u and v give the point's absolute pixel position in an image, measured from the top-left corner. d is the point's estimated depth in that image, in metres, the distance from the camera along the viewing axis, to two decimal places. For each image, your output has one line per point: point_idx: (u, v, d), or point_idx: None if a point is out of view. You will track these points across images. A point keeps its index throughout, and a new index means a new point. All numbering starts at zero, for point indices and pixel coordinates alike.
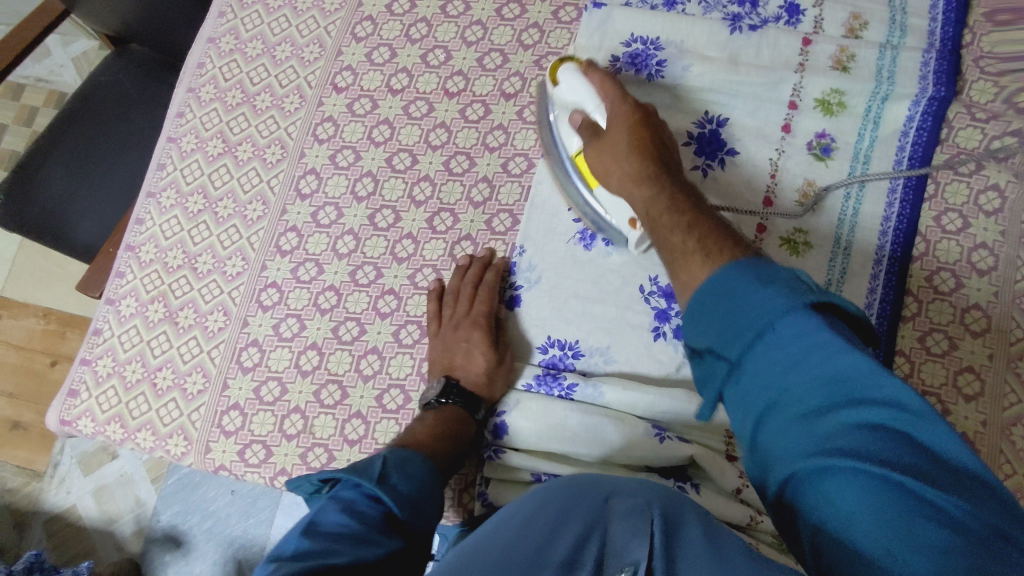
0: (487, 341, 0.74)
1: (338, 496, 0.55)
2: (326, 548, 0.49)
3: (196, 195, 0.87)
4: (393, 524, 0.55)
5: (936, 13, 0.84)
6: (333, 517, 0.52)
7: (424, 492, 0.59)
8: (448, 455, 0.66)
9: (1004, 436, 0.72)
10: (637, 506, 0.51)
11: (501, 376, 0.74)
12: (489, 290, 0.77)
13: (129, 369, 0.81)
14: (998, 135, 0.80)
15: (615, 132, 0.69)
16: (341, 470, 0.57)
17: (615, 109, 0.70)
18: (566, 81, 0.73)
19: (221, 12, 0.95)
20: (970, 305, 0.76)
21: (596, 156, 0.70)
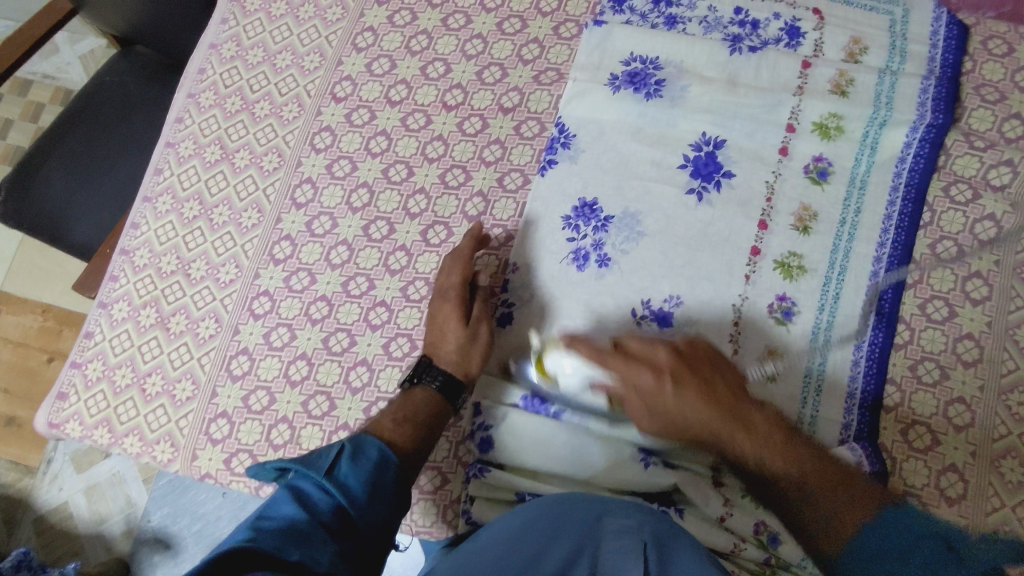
0: (458, 316, 0.74)
1: (292, 485, 0.59)
2: (269, 539, 0.52)
3: (192, 201, 0.87)
4: (341, 518, 0.58)
5: (937, 40, 0.85)
6: (282, 508, 0.56)
7: (382, 483, 0.62)
8: (414, 437, 0.67)
9: (994, 469, 0.71)
10: (629, 524, 0.54)
11: (474, 349, 0.74)
12: (462, 262, 0.77)
13: (119, 374, 0.81)
14: (995, 165, 0.80)
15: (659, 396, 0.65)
16: (293, 461, 0.60)
17: (635, 381, 0.66)
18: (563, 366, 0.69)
19: (224, 19, 0.96)
20: (962, 334, 0.76)
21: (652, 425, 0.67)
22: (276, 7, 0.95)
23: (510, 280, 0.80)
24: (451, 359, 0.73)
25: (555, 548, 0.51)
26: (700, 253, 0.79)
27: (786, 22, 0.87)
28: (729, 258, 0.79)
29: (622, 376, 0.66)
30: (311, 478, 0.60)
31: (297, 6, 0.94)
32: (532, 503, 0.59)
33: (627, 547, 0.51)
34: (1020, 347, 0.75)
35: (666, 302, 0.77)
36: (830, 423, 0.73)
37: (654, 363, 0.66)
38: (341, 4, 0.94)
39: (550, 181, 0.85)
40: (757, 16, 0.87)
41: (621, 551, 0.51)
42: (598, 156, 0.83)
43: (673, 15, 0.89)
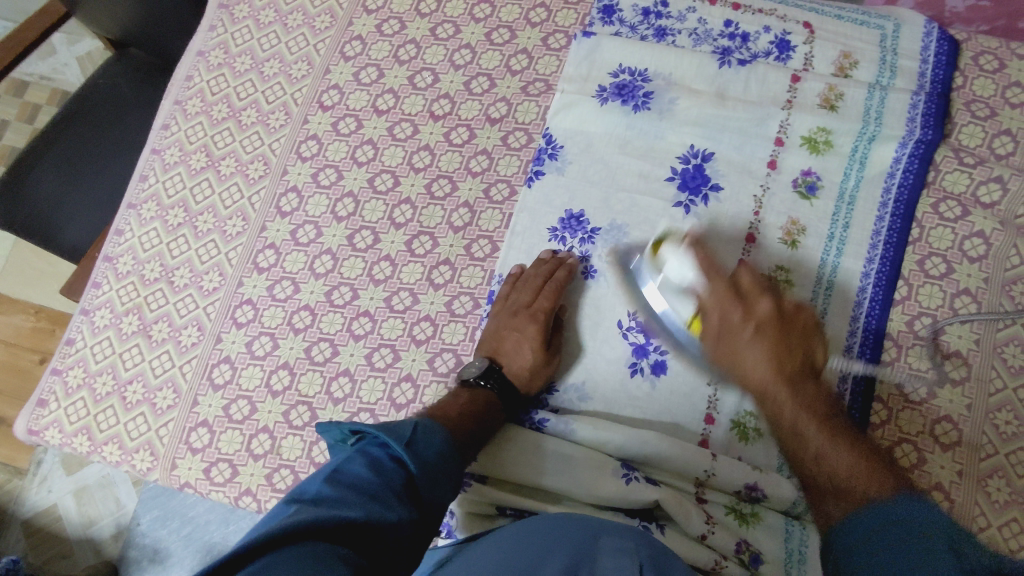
0: (539, 338, 0.74)
1: (364, 452, 0.58)
2: (348, 497, 0.52)
3: (177, 208, 0.87)
4: (411, 491, 0.58)
5: (928, 55, 0.84)
6: (357, 469, 0.56)
7: (443, 466, 0.61)
8: (473, 431, 0.68)
9: (980, 489, 0.71)
10: (625, 544, 0.52)
11: (543, 374, 0.74)
12: (558, 286, 0.76)
13: (100, 382, 0.81)
14: (985, 181, 0.79)
15: (741, 332, 0.66)
16: (372, 427, 0.60)
17: (725, 307, 0.67)
18: (671, 260, 0.70)
19: (212, 26, 0.96)
20: (950, 352, 0.75)
21: (720, 355, 0.67)
22: (264, 15, 0.95)
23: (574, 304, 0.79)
24: (518, 374, 0.73)
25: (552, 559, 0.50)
26: None
27: (776, 35, 0.86)
28: None
29: (717, 295, 0.67)
30: (386, 446, 0.60)
31: (286, 14, 0.94)
32: (534, 516, 0.58)
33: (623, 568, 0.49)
34: (1009, 366, 0.74)
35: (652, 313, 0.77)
36: None
37: (756, 303, 0.66)
38: (329, 13, 0.94)
39: (534, 205, 0.82)
40: (747, 29, 0.87)
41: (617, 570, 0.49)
42: (586, 168, 0.83)
43: (662, 27, 0.88)
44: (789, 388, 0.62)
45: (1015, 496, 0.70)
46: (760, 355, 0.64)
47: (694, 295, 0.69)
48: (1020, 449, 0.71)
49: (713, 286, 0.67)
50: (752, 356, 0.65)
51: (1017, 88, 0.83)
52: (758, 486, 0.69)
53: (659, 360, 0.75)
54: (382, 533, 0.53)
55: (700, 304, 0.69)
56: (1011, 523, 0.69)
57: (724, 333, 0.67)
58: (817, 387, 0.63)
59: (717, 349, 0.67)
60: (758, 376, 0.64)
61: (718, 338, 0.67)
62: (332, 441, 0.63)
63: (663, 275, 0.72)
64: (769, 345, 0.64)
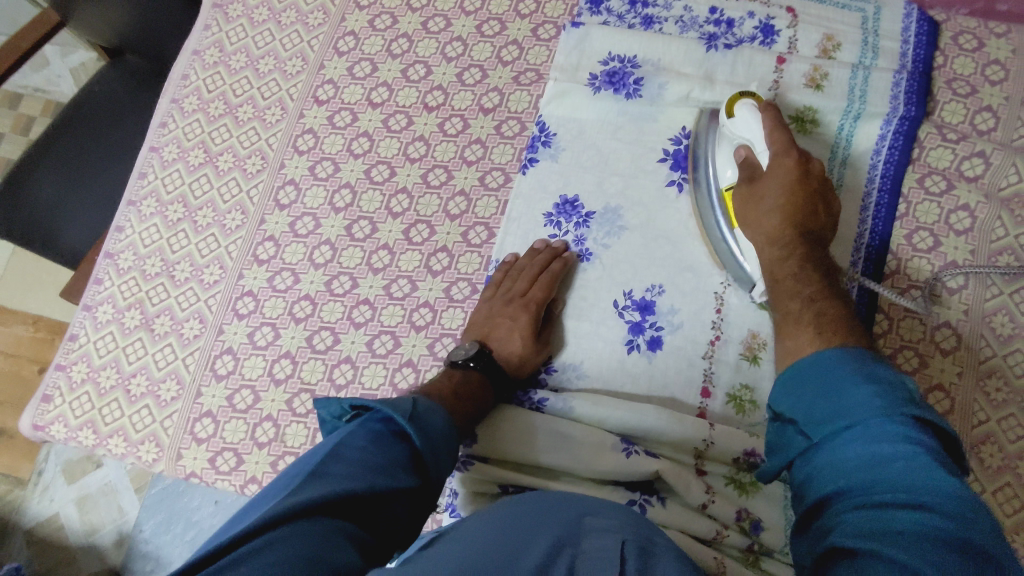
0: (531, 329, 0.75)
1: (366, 426, 0.59)
2: (351, 472, 0.54)
3: (176, 203, 0.88)
4: (415, 463, 0.59)
5: (908, 36, 0.86)
6: (360, 443, 0.57)
7: (443, 442, 0.62)
8: (465, 415, 0.69)
9: (974, 454, 0.72)
10: (610, 525, 0.52)
11: (531, 362, 0.75)
12: (552, 278, 0.77)
13: (103, 376, 0.82)
14: (968, 156, 0.81)
15: (775, 184, 0.69)
16: (375, 402, 0.61)
17: (778, 159, 0.70)
18: (742, 115, 0.74)
19: (207, 26, 0.97)
20: (940, 323, 0.77)
21: (745, 203, 0.72)
22: (258, 13, 0.96)
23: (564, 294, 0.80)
24: (507, 359, 0.74)
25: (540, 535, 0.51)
26: (680, 245, 0.80)
27: (760, 21, 0.88)
28: None
29: (771, 150, 0.71)
30: (389, 420, 0.61)
31: (279, 12, 0.96)
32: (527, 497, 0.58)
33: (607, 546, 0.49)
34: (997, 334, 0.75)
35: (648, 291, 0.79)
36: None
37: (810, 165, 0.70)
38: (322, 10, 0.95)
39: (528, 192, 0.83)
40: (732, 15, 0.89)
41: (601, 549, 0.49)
42: (578, 154, 0.84)
43: (649, 16, 0.90)
44: (796, 242, 0.67)
45: (1008, 461, 0.71)
46: (782, 207, 0.68)
47: (748, 154, 0.73)
48: (1010, 415, 0.73)
49: (774, 140, 0.71)
50: (772, 211, 0.69)
51: (996, 66, 0.85)
52: (756, 449, 0.70)
53: (655, 337, 0.77)
54: (385, 507, 0.55)
55: (751, 160, 0.73)
56: (1004, 488, 0.71)
57: (758, 186, 0.71)
58: (819, 254, 0.67)
59: (744, 203, 0.72)
60: (770, 225, 0.69)
61: (751, 188, 0.71)
62: (333, 416, 0.64)
63: (731, 130, 0.75)
64: (797, 202, 0.68)
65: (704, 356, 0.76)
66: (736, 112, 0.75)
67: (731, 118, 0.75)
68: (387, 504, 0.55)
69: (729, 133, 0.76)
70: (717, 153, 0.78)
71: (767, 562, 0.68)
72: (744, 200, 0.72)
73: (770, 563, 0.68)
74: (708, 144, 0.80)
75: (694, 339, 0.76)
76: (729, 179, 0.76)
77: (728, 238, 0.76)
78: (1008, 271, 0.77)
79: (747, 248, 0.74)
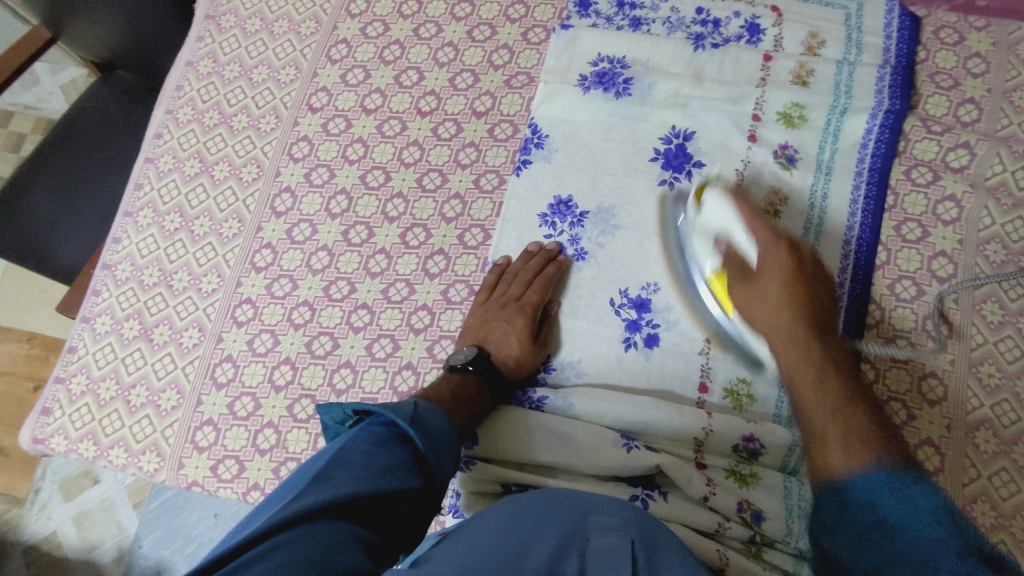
0: (527, 331, 0.75)
1: (368, 430, 0.60)
2: (354, 474, 0.54)
3: (173, 213, 0.88)
4: (417, 465, 0.60)
5: (891, 31, 0.88)
6: (362, 446, 0.57)
7: (445, 443, 0.63)
8: (465, 416, 0.69)
9: (969, 440, 0.73)
10: (614, 522, 0.54)
11: (528, 365, 0.76)
12: (546, 282, 0.78)
13: (103, 387, 0.82)
14: (953, 147, 0.83)
15: (769, 281, 0.64)
16: (377, 406, 0.61)
17: (768, 248, 0.65)
18: (711, 205, 0.72)
19: (200, 37, 0.98)
20: (931, 312, 0.78)
21: (743, 301, 0.66)
22: (251, 24, 0.97)
23: (558, 296, 0.81)
24: (504, 362, 0.75)
25: (546, 533, 0.52)
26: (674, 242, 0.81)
27: (746, 20, 0.90)
28: None
29: (756, 242, 0.66)
30: (391, 423, 0.61)
31: (272, 22, 0.97)
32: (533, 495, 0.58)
33: (614, 545, 0.50)
34: (987, 321, 0.77)
35: (644, 289, 0.79)
36: None
37: (800, 252, 0.64)
38: (314, 19, 0.96)
39: (522, 193, 0.84)
40: (719, 15, 0.90)
41: (609, 548, 0.50)
42: (571, 155, 0.85)
43: (637, 17, 0.92)
44: (811, 335, 0.60)
45: (1003, 446, 0.72)
46: (784, 302, 0.62)
47: (730, 243, 0.69)
48: (1003, 400, 0.74)
49: (757, 234, 0.66)
50: (780, 308, 0.62)
51: (977, 59, 0.87)
52: (754, 436, 0.71)
53: (651, 334, 0.78)
54: (389, 507, 0.55)
55: (736, 252, 0.69)
56: (999, 472, 0.71)
57: (752, 278, 0.66)
58: (837, 345, 0.60)
59: (742, 299, 0.66)
60: (778, 321, 0.62)
61: (747, 281, 0.66)
62: (336, 421, 0.64)
63: (707, 222, 0.73)
64: (799, 291, 0.62)
65: (700, 351, 0.77)
66: (705, 204, 0.73)
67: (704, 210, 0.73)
68: (391, 506, 0.56)
69: (708, 227, 0.73)
70: (694, 243, 0.76)
71: (769, 553, 0.68)
72: (743, 299, 0.66)
73: (772, 553, 0.68)
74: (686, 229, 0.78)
75: (690, 335, 0.77)
76: (712, 267, 0.73)
77: (727, 323, 0.74)
78: (996, 259, 0.79)
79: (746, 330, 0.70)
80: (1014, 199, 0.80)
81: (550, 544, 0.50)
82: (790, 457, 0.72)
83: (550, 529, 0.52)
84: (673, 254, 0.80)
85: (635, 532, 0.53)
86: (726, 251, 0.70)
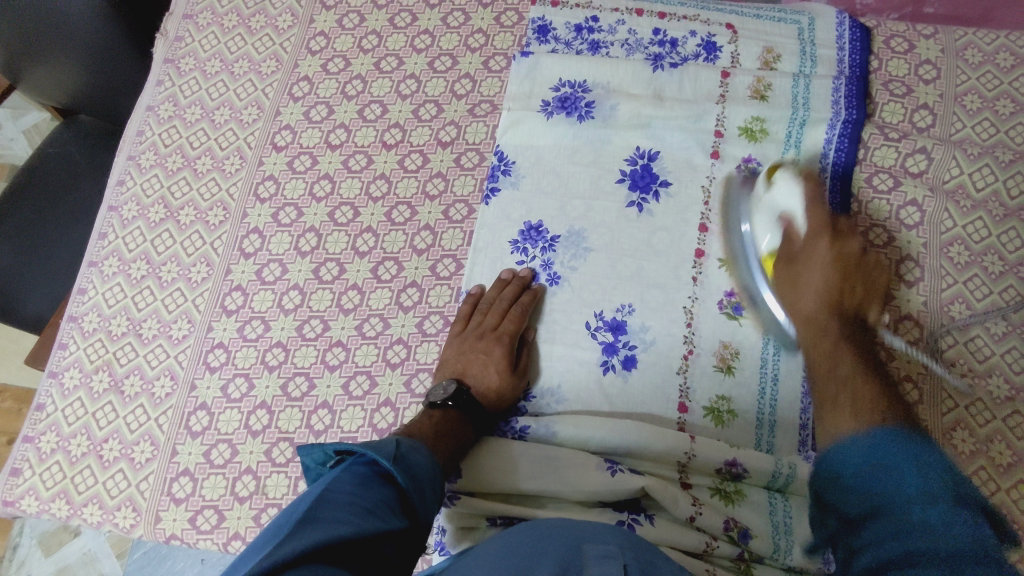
0: (506, 362, 0.75)
1: (351, 470, 0.58)
2: (338, 516, 0.52)
3: (139, 261, 0.87)
4: (403, 504, 0.59)
5: (843, 43, 0.90)
6: (346, 487, 0.56)
7: (428, 478, 0.62)
8: (449, 452, 0.68)
9: (947, 442, 0.74)
10: (610, 551, 0.53)
11: (508, 396, 0.75)
12: (522, 311, 0.78)
13: (74, 443, 0.80)
14: (911, 153, 0.85)
15: (814, 262, 0.64)
16: (358, 445, 0.60)
17: (812, 233, 0.66)
18: (782, 185, 0.72)
19: (159, 80, 0.97)
20: (901, 316, 0.79)
21: (787, 278, 0.67)
22: (211, 66, 0.97)
23: (535, 324, 0.81)
24: (484, 395, 0.74)
25: (541, 563, 0.51)
26: (646, 263, 0.82)
27: (702, 38, 0.91)
28: (676, 263, 0.82)
29: (810, 225, 0.67)
30: (373, 462, 0.60)
31: (231, 63, 0.96)
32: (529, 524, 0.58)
33: None
34: (956, 322, 0.78)
35: (618, 311, 0.80)
36: (789, 415, 0.75)
37: (848, 244, 0.64)
38: (274, 57, 0.96)
39: (491, 222, 0.84)
40: (675, 35, 0.92)
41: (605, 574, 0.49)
42: (538, 180, 0.86)
43: (595, 41, 0.93)
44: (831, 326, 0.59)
45: (978, 446, 0.73)
46: (819, 286, 0.63)
47: (789, 223, 0.70)
48: (977, 399, 0.75)
49: (813, 215, 0.67)
50: (814, 285, 0.63)
51: (928, 66, 0.89)
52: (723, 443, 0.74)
53: (629, 356, 0.78)
54: (377, 548, 0.54)
55: (791, 230, 0.69)
56: (979, 471, 0.72)
57: (796, 260, 0.67)
58: (862, 332, 0.60)
59: (783, 278, 0.67)
60: (807, 305, 0.63)
61: (790, 265, 0.67)
62: (317, 464, 0.63)
63: (771, 201, 0.74)
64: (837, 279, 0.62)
65: (678, 371, 0.77)
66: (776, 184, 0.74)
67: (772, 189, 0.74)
68: (379, 546, 0.54)
69: (771, 204, 0.74)
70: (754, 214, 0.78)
71: (759, 569, 0.69)
72: (783, 277, 0.67)
73: (762, 569, 0.68)
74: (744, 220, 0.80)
75: (667, 354, 0.78)
76: (767, 244, 0.74)
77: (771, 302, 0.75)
78: (960, 260, 0.80)
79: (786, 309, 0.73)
80: (972, 201, 0.82)
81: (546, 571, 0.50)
82: (781, 462, 0.71)
83: (546, 556, 0.52)
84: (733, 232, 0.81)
85: (631, 560, 0.52)
86: (785, 232, 0.70)
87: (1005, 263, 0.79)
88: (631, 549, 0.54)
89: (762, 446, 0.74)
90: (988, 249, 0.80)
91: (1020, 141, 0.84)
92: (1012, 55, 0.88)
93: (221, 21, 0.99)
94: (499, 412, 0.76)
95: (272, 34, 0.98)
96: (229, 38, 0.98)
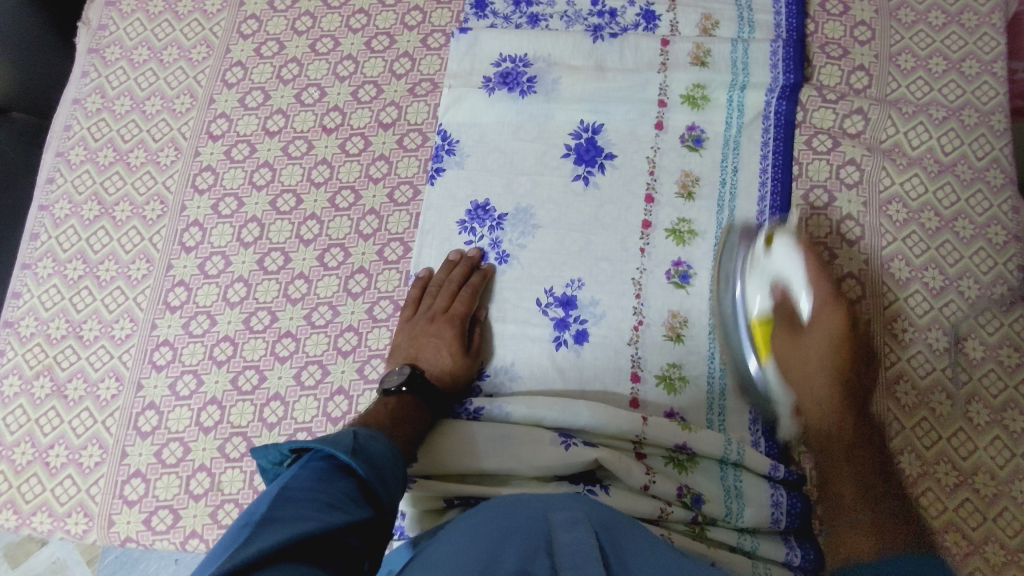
0: (459, 343, 0.75)
1: (308, 466, 0.56)
2: (298, 513, 0.50)
3: (75, 261, 0.84)
4: (365, 493, 0.57)
5: (780, 6, 0.89)
6: (304, 484, 0.53)
7: (390, 467, 0.60)
8: (408, 436, 0.67)
9: (891, 395, 0.76)
10: (576, 517, 0.52)
11: (463, 376, 0.75)
12: (472, 291, 0.78)
13: (18, 452, 0.78)
14: (848, 114, 0.85)
15: (815, 332, 0.66)
16: (314, 440, 0.58)
17: (819, 303, 0.67)
18: (782, 253, 0.71)
19: (84, 72, 0.93)
20: (845, 274, 0.80)
21: (786, 353, 0.67)
22: (137, 54, 0.93)
23: (486, 304, 0.81)
24: (440, 376, 0.74)
25: (516, 532, 0.51)
26: (594, 237, 0.82)
27: (640, 7, 0.91)
28: (623, 235, 0.82)
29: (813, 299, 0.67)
30: (331, 456, 0.57)
31: (160, 50, 0.93)
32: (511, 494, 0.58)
33: (581, 544, 0.49)
34: (897, 279, 0.80)
35: (568, 286, 0.80)
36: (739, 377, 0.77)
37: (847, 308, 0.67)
38: (205, 43, 0.93)
39: (435, 204, 0.83)
40: (613, 5, 0.91)
41: (576, 544, 0.49)
42: (483, 158, 0.85)
43: (534, 14, 0.91)
44: (845, 404, 0.63)
45: (920, 397, 0.76)
46: (827, 360, 0.65)
47: (787, 290, 0.70)
48: (918, 352, 0.77)
49: (819, 286, 0.68)
50: (815, 367, 0.65)
51: (863, 27, 0.89)
52: (675, 410, 0.76)
53: (580, 329, 0.79)
54: (340, 541, 0.52)
55: (789, 304, 0.69)
56: (921, 422, 0.75)
57: (797, 328, 0.68)
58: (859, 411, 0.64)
59: (783, 347, 0.67)
60: (818, 385, 0.64)
61: (793, 334, 0.67)
62: (272, 463, 0.60)
63: (766, 268, 0.72)
64: (829, 363, 0.65)
65: (629, 342, 0.78)
66: (773, 249, 0.72)
67: (771, 256, 0.72)
68: (344, 539, 0.52)
69: (769, 272, 0.71)
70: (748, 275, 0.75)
71: (713, 531, 0.70)
72: (781, 346, 0.68)
73: (715, 531, 0.70)
74: (735, 279, 0.76)
75: (616, 326, 0.79)
76: (757, 312, 0.72)
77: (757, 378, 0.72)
78: (898, 218, 0.82)
79: (776, 385, 0.70)
80: (908, 158, 0.84)
81: (520, 540, 0.50)
82: (730, 447, 0.72)
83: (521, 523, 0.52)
84: (725, 298, 0.77)
85: (596, 522, 0.52)
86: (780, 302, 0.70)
87: (940, 219, 0.81)
88: (595, 510, 0.53)
89: (712, 426, 0.75)
90: (925, 205, 0.82)
91: (953, 97, 0.86)
92: (943, 14, 0.89)
93: (146, 7, 0.95)
94: (456, 393, 0.76)
95: (200, 19, 0.94)
96: (156, 25, 0.95)
